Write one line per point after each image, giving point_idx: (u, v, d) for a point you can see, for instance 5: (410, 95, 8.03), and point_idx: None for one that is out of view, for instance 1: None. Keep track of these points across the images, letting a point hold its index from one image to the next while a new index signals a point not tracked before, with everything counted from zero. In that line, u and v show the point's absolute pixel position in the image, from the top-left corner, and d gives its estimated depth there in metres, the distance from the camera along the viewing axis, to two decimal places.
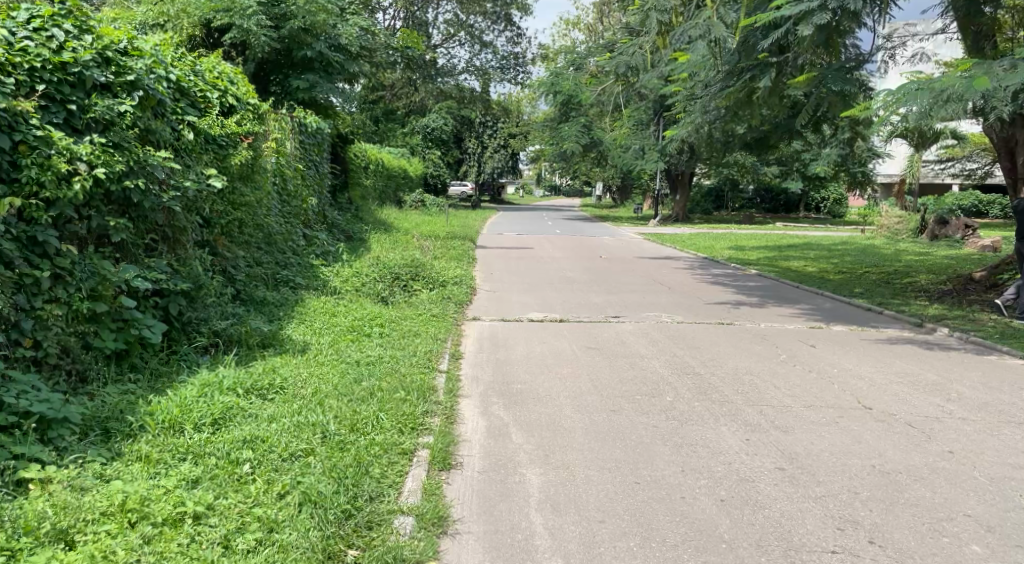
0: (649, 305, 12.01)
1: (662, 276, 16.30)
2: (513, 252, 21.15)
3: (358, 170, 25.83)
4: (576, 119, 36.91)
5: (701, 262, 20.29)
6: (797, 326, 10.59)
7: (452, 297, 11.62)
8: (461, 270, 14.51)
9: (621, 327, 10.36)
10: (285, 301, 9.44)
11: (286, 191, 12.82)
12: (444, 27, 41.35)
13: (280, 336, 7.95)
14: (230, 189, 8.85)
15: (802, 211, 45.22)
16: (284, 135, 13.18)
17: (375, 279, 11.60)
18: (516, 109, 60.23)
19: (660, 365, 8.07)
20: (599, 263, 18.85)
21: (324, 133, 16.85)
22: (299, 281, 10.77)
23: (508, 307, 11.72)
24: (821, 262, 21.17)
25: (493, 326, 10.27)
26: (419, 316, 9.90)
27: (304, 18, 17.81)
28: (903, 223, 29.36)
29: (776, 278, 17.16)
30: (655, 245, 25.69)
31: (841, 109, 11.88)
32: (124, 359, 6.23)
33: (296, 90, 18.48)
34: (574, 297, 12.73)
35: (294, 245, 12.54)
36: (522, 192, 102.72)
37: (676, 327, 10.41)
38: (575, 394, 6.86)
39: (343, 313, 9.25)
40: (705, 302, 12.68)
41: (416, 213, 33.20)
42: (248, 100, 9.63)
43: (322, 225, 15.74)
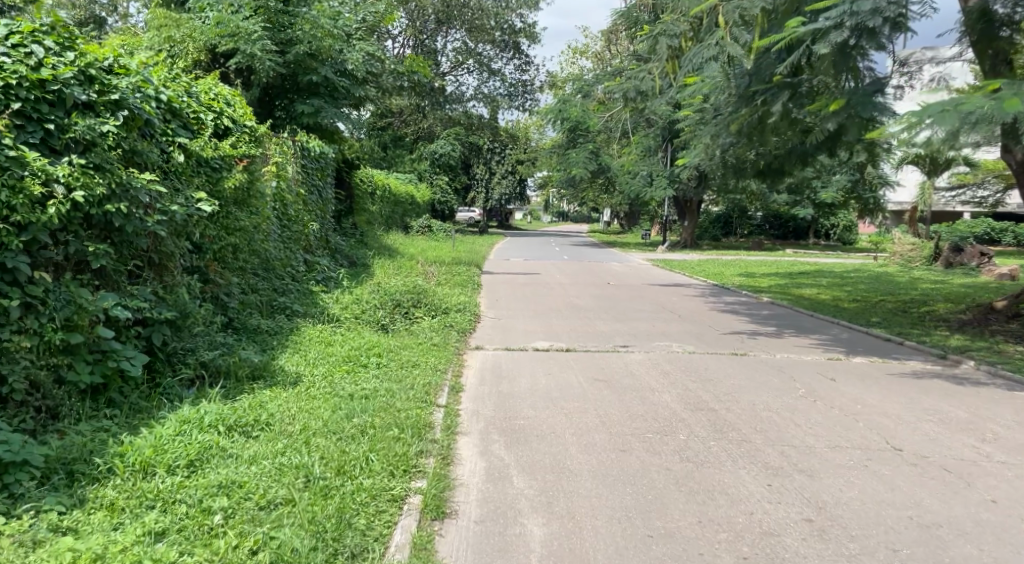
0: (660, 334, 11.62)
1: (672, 303, 15.91)
2: (520, 278, 20.80)
3: (363, 196, 25.57)
4: (584, 145, 36.67)
5: (712, 289, 19.88)
6: (814, 357, 10.18)
7: (456, 325, 11.25)
8: (465, 297, 14.15)
9: (630, 357, 9.97)
10: (280, 329, 9.08)
11: (286, 216, 12.51)
12: (453, 55, 41.33)
13: (272, 367, 7.57)
14: (224, 213, 8.51)
15: (813, 238, 44.80)
16: (285, 159, 12.88)
17: (375, 306, 11.23)
18: (524, 136, 60.14)
19: (672, 399, 7.66)
20: (608, 290, 18.47)
21: (328, 157, 16.58)
22: (297, 308, 10.41)
23: (514, 335, 11.34)
24: (835, 289, 20.75)
25: (497, 356, 9.87)
26: (420, 345, 9.52)
27: (309, 43, 17.58)
28: (917, 250, 28.94)
29: (790, 306, 16.74)
30: (665, 272, 25.31)
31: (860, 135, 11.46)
32: (101, 394, 5.84)
33: (301, 115, 18.18)
34: (581, 325, 12.34)
35: (293, 270, 12.18)
36: (530, 219, 102.66)
37: (689, 357, 10.01)
38: (581, 431, 6.46)
39: (340, 342, 8.87)
40: (717, 331, 12.28)
41: (423, 239, 32.91)
42: (244, 122, 9.31)
43: (324, 251, 15.41)
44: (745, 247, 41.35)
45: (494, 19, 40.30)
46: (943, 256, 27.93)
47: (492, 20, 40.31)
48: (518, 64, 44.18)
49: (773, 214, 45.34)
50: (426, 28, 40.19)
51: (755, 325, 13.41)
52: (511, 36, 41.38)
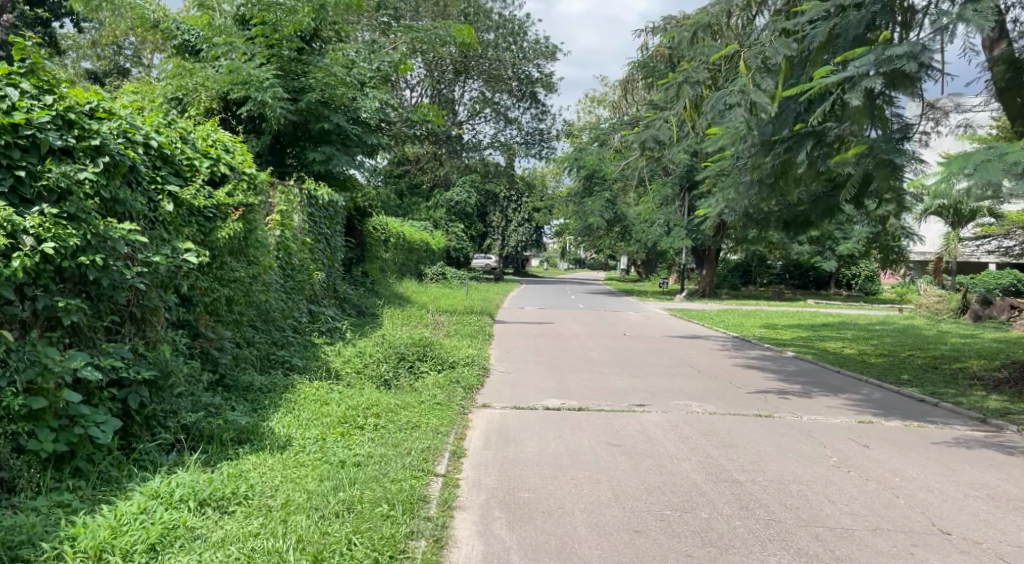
0: (678, 391, 11.09)
1: (691, 357, 15.37)
2: (533, 329, 20.30)
3: (376, 244, 25.24)
4: (601, 194, 36.36)
5: (732, 342, 19.32)
6: (843, 420, 9.64)
7: (464, 379, 10.78)
8: (474, 350, 13.67)
9: (647, 417, 9.44)
10: (271, 385, 8.64)
11: (290, 265, 12.12)
12: (470, 104, 41.38)
13: (260, 429, 7.12)
14: (216, 263, 8.09)
15: (834, 288, 44.11)
16: (290, 207, 12.52)
17: (380, 360, 10.78)
18: (539, 183, 59.99)
19: (689, 467, 7.12)
20: (624, 341, 17.93)
21: (339, 205, 16.25)
22: (295, 362, 9.97)
23: (525, 390, 10.84)
24: (858, 343, 20.13)
25: (505, 414, 9.37)
26: (424, 403, 9.05)
27: (322, 90, 17.32)
28: (944, 302, 28.31)
29: (814, 361, 16.17)
30: (683, 322, 24.72)
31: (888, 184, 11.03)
32: (66, 462, 5.40)
33: (312, 163, 17.83)
34: (595, 380, 11.82)
35: (295, 321, 11.75)
36: (546, 266, 102.35)
37: (709, 418, 9.48)
38: (591, 506, 5.95)
39: (338, 401, 8.42)
40: (738, 388, 11.74)
41: (437, 287, 32.50)
42: (244, 169, 8.88)
43: (331, 300, 15.00)
44: (764, 297, 40.72)
45: (511, 69, 40.33)
46: (970, 309, 27.25)
47: (510, 70, 40.34)
48: (535, 113, 44.13)
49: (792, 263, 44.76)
50: (444, 77, 40.25)
51: (777, 382, 12.87)
52: (528, 86, 41.36)
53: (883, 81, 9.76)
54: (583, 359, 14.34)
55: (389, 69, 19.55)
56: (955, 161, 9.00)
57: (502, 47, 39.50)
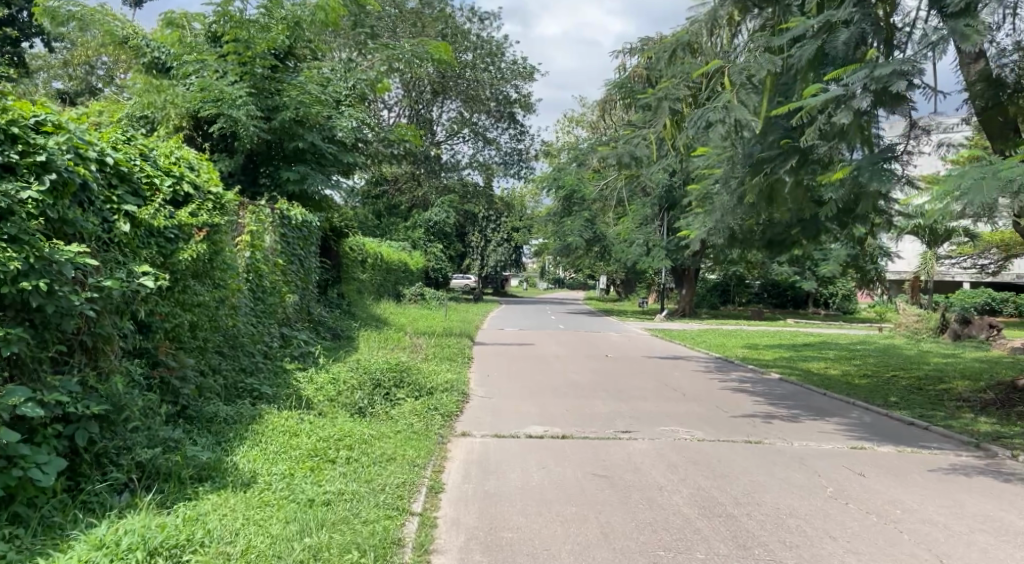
0: (664, 416, 10.72)
1: (675, 379, 15.03)
2: (513, 351, 19.88)
3: (352, 265, 24.76)
4: (580, 214, 36.13)
5: (715, 363, 19.00)
6: (835, 446, 9.28)
7: (442, 406, 10.34)
8: (453, 374, 13.25)
9: (633, 444, 9.05)
10: (238, 415, 8.18)
11: (260, 288, 11.66)
12: (449, 124, 41.10)
13: (223, 464, 6.67)
14: (179, 287, 7.64)
15: (812, 307, 44.09)
16: (262, 228, 12.07)
17: (354, 386, 10.33)
18: (518, 204, 59.73)
19: (680, 500, 6.74)
20: (606, 363, 17.56)
21: (313, 226, 15.82)
22: (264, 391, 9.51)
23: (505, 417, 10.42)
24: (841, 363, 19.88)
25: (486, 442, 8.96)
26: (399, 432, 8.60)
27: (296, 109, 16.86)
28: (923, 321, 28.21)
29: (799, 383, 15.87)
30: (664, 343, 24.40)
31: (874, 202, 10.80)
32: (5, 508, 4.98)
33: (286, 182, 17.33)
34: (578, 405, 11.43)
35: (266, 346, 11.28)
36: (525, 286, 102.03)
37: (698, 445, 9.10)
38: (579, 547, 5.56)
39: (307, 432, 7.96)
40: (725, 413, 11.39)
41: (415, 308, 32.05)
42: (209, 187, 8.43)
43: (304, 323, 14.53)
44: (744, 317, 40.56)
45: (490, 90, 40.12)
46: (949, 327, 27.14)
47: (488, 90, 40.14)
48: (513, 133, 43.92)
49: (771, 282, 44.71)
50: (422, 98, 39.99)
51: (764, 405, 12.52)
52: (506, 106, 41.15)
53: (872, 100, 9.49)
54: (565, 382, 13.95)
55: (365, 88, 19.19)
56: (948, 180, 8.75)
57: (480, 67, 39.35)
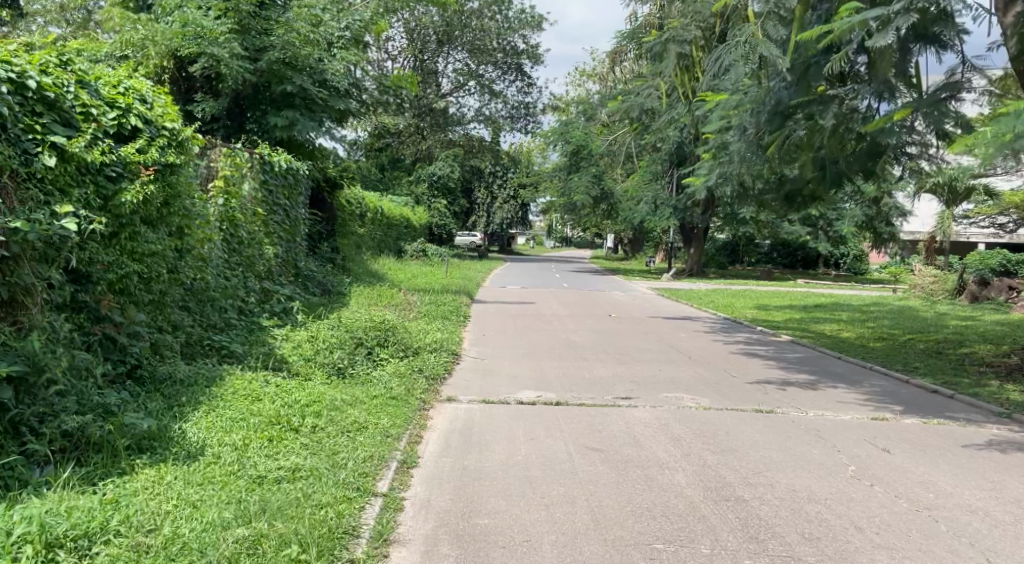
0: (668, 382, 9.92)
1: (681, 341, 14.22)
2: (513, 309, 19.12)
3: (350, 219, 23.91)
4: (586, 169, 35.12)
5: (723, 324, 18.20)
6: (854, 417, 8.45)
7: (426, 367, 9.54)
8: (444, 332, 12.49)
9: (633, 413, 8.24)
10: (196, 375, 7.39)
11: (235, 237, 10.86)
12: (454, 76, 39.95)
13: (168, 433, 5.92)
14: (128, 233, 6.88)
15: (823, 269, 43.20)
16: (237, 175, 11.23)
17: (332, 346, 9.52)
18: (524, 161, 58.50)
19: (683, 480, 5.94)
20: (609, 323, 16.76)
21: (301, 174, 14.94)
22: (233, 348, 8.72)
23: (495, 380, 9.65)
24: (854, 325, 19.03)
25: (472, 409, 8.17)
26: (375, 396, 7.80)
27: (283, 49, 15.91)
28: (940, 283, 27.37)
29: (812, 346, 15.05)
30: (671, 303, 23.58)
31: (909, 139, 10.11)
32: None
33: (274, 128, 16.41)
34: (576, 368, 10.63)
35: (240, 302, 10.47)
36: (532, 244, 101.11)
37: (703, 414, 8.30)
38: (565, 538, 4.79)
39: (270, 395, 7.16)
40: (735, 379, 10.57)
41: (417, 264, 31.26)
42: (167, 123, 7.56)
43: (289, 277, 13.76)
44: (753, 277, 39.63)
45: (496, 41, 38.92)
46: (966, 289, 26.25)
47: (495, 41, 38.93)
48: (520, 86, 42.73)
49: (781, 242, 43.77)
50: (427, 48, 38.84)
51: (775, 372, 11.69)
52: (513, 58, 39.90)
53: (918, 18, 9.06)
54: (565, 343, 13.16)
55: (358, 30, 18.19)
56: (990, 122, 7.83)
57: (485, 16, 38.30)
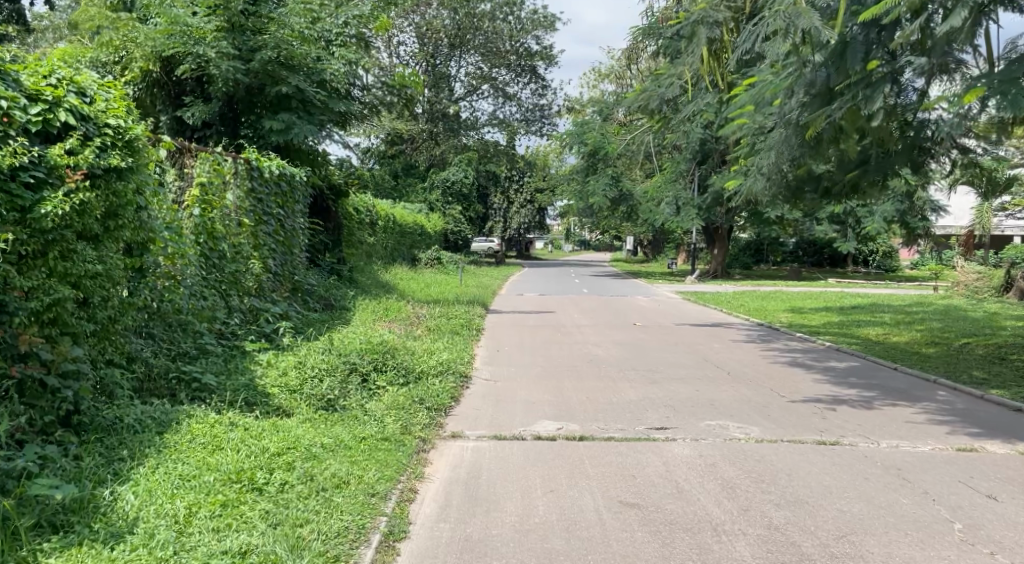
0: (710, 406, 8.59)
1: (716, 353, 12.90)
2: (532, 319, 17.86)
3: (358, 228, 22.66)
4: (604, 170, 33.74)
5: (759, 331, 16.86)
6: (936, 450, 7.14)
7: (429, 396, 8.31)
8: (454, 351, 11.25)
9: (673, 448, 6.97)
10: (147, 415, 6.18)
11: (215, 251, 9.67)
12: (467, 80, 38.76)
13: (93, 503, 4.74)
14: (62, 249, 5.73)
15: (852, 267, 41.65)
16: (220, 185, 10.05)
17: (321, 374, 8.33)
18: (541, 164, 57.12)
19: (747, 552, 4.76)
20: (635, 333, 15.44)
21: (297, 181, 13.72)
22: (204, 380, 7.54)
23: (510, 408, 8.40)
24: (901, 329, 17.57)
25: (481, 448, 6.95)
26: (363, 436, 6.55)
27: (276, 48, 14.64)
28: (984, 280, 25.82)
29: (861, 354, 13.69)
30: (699, 308, 22.22)
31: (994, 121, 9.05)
32: None
33: (269, 133, 15.16)
34: (601, 390, 9.33)
35: (219, 325, 9.30)
36: (551, 249, 99.95)
37: (755, 447, 7.03)
38: None
39: (234, 440, 5.94)
40: (783, 399, 9.25)
41: (432, 273, 30.03)
42: (109, 118, 6.35)
43: (284, 293, 12.55)
44: (781, 277, 38.05)
45: (508, 42, 37.69)
46: (1014, 286, 24.70)
47: (507, 43, 37.70)
48: (534, 88, 41.45)
49: (808, 241, 42.23)
50: (439, 52, 37.68)
51: (826, 387, 10.34)
52: (527, 60, 38.64)
53: None
54: (587, 359, 11.85)
55: (358, 26, 16.93)
56: None
57: (498, 18, 37.05)
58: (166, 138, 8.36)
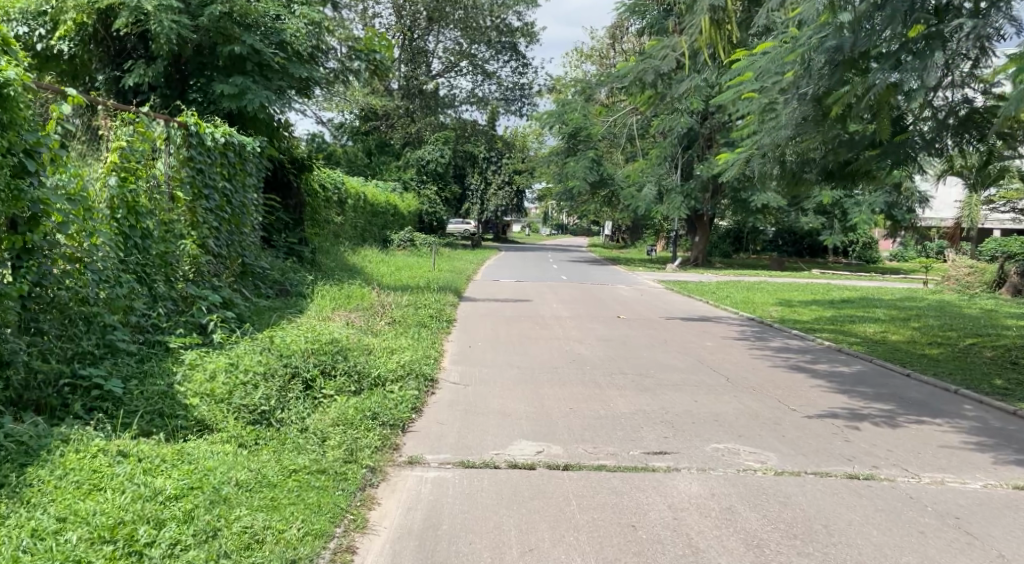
0: (714, 422, 7.29)
1: (711, 353, 11.65)
2: (507, 308, 16.53)
3: (323, 207, 21.15)
4: (584, 153, 32.39)
5: (751, 326, 15.61)
6: (993, 486, 5.88)
7: (384, 409, 6.95)
8: (418, 347, 9.89)
9: (677, 483, 5.64)
10: (13, 438, 4.85)
11: (135, 227, 8.33)
12: (444, 56, 37.19)
13: None
14: None
15: (831, 257, 40.73)
16: (145, 151, 8.81)
17: (255, 380, 7.00)
18: (520, 146, 55.67)
19: None
20: (621, 327, 14.13)
21: (249, 151, 12.20)
22: (106, 388, 6.40)
23: (480, 424, 7.05)
24: (899, 326, 16.39)
25: (444, 481, 5.60)
26: (292, 470, 5.17)
27: (228, 1, 13.09)
28: (976, 275, 24.75)
29: (866, 354, 12.49)
30: (684, 298, 20.97)
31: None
32: None
33: (219, 98, 13.64)
34: (586, 401, 8.01)
35: (138, 317, 7.95)
36: (528, 233, 98.69)
37: (775, 481, 5.71)
38: None
39: (119, 477, 4.60)
40: (794, 411, 7.96)
41: (404, 255, 28.57)
42: None
43: (229, 277, 11.12)
44: (763, 267, 36.92)
45: (489, 18, 36.16)
46: (1007, 281, 23.72)
47: (487, 19, 36.21)
48: (514, 66, 39.98)
49: (788, 230, 41.23)
50: (416, 26, 36.18)
51: (839, 396, 9.06)
52: (508, 37, 37.14)
53: None
54: (568, 358, 10.53)
55: None
56: None
57: None
58: (71, 91, 7.23)
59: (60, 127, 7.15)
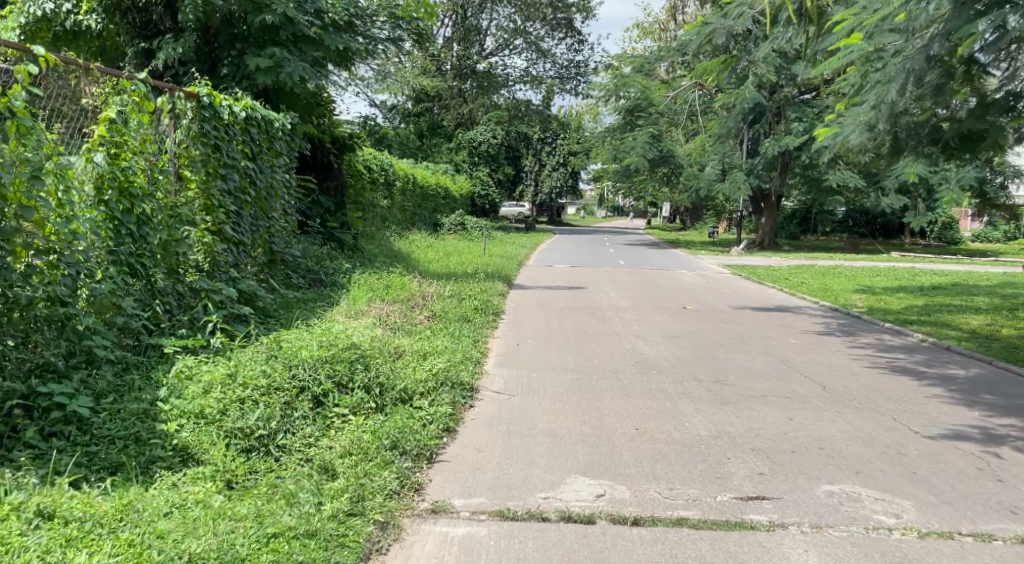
0: (821, 452, 5.79)
1: (797, 352, 10.08)
2: (562, 297, 15.14)
3: (368, 190, 19.99)
4: (645, 128, 30.00)
5: (836, 318, 13.93)
6: None
7: (406, 434, 5.63)
8: (460, 347, 8.54)
9: (788, 552, 4.24)
10: None
11: (127, 211, 7.12)
12: (498, 33, 35.70)
13: None
14: None
15: (909, 239, 38.28)
16: (141, 125, 7.62)
17: (254, 398, 5.74)
18: (577, 127, 53.94)
19: None
20: (689, 321, 12.62)
21: (277, 127, 10.82)
22: (69, 408, 5.28)
23: (526, 452, 5.70)
24: (1005, 317, 14.49)
25: (475, 543, 4.27)
26: (269, 535, 3.96)
27: None
28: None
29: (980, 351, 10.74)
30: (756, 285, 19.25)
31: None
32: None
33: (253, 72, 12.37)
34: (658, 420, 6.58)
35: (127, 316, 6.79)
36: (584, 217, 96.83)
37: (923, 549, 4.27)
38: None
39: (29, 553, 3.57)
40: (917, 434, 6.42)
41: (455, 240, 27.32)
42: None
43: (250, 268, 9.88)
44: (835, 249, 34.79)
45: None
46: None
47: None
48: (570, 42, 38.35)
49: (862, 210, 38.86)
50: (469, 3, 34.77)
51: (964, 410, 7.44)
52: (564, 13, 35.55)
53: None
54: (633, 360, 9.08)
55: None
56: None
57: None
58: (38, 50, 6.00)
59: (26, 93, 6.00)
